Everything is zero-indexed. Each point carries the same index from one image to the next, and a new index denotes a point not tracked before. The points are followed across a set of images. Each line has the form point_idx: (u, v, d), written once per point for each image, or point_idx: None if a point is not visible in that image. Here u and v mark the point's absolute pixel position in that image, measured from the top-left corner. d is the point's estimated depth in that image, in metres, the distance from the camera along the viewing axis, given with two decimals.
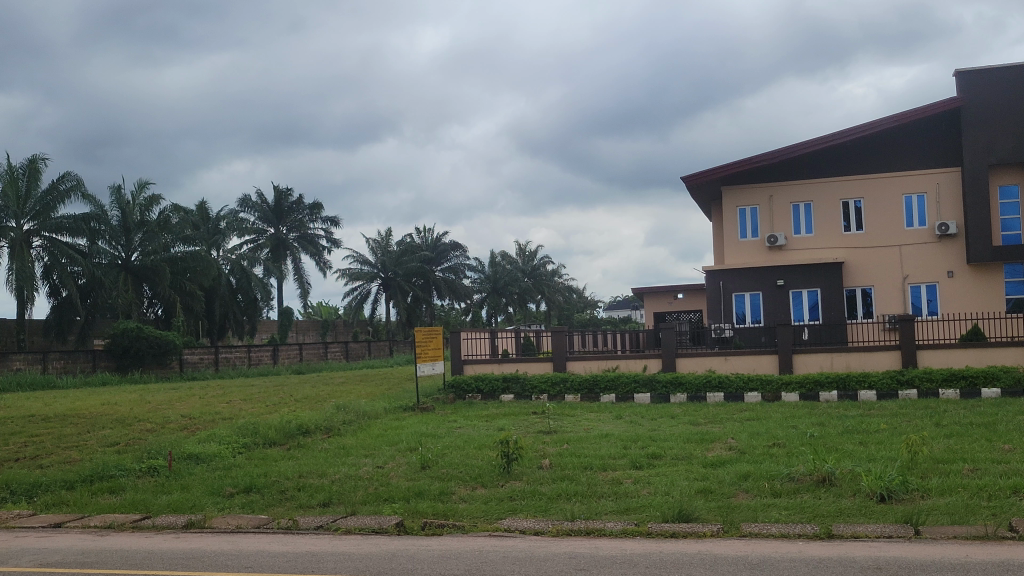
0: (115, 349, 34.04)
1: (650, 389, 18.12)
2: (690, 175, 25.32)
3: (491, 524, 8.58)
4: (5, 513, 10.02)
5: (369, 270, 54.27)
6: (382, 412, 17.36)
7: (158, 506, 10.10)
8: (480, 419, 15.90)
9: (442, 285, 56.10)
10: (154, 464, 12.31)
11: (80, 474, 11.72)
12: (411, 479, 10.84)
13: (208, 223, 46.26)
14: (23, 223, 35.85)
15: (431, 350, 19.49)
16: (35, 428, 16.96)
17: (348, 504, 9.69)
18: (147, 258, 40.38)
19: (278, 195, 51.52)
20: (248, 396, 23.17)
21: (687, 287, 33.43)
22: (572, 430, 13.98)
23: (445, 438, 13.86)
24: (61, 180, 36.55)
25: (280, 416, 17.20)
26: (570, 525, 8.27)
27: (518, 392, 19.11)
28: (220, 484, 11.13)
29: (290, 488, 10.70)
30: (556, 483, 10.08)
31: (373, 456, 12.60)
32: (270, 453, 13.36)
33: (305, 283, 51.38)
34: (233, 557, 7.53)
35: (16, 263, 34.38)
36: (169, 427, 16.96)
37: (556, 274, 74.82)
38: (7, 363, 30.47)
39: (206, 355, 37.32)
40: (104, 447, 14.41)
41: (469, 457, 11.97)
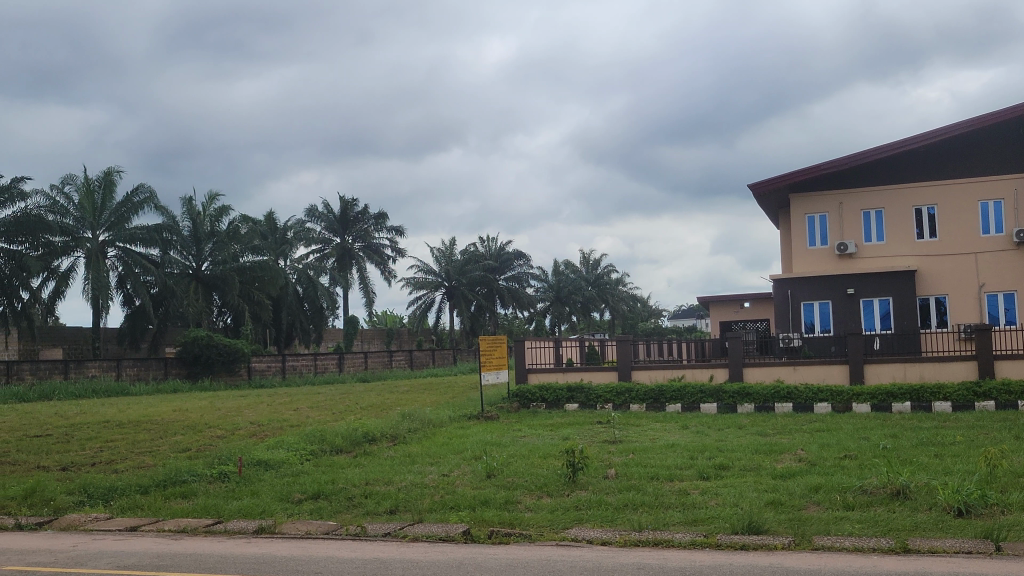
0: (186, 356, 34.80)
1: (717, 399, 17.92)
2: (757, 183, 25.06)
3: (558, 533, 8.57)
4: (82, 517, 10.28)
5: (433, 279, 54.63)
6: (446, 421, 17.44)
7: (229, 511, 10.29)
8: (544, 428, 15.90)
9: (506, 294, 56.31)
10: (224, 470, 12.52)
11: (154, 479, 11.98)
12: (477, 487, 10.86)
13: (276, 232, 46.99)
14: (98, 234, 36.91)
15: (496, 358, 19.53)
16: (110, 433, 17.42)
17: (415, 511, 9.76)
18: (217, 268, 41.17)
19: (344, 205, 52.14)
20: (315, 403, 23.52)
21: (754, 295, 33.06)
22: (638, 440, 13.90)
23: (510, 446, 13.88)
24: (135, 192, 37.59)
25: (346, 424, 17.37)
26: (637, 535, 8.23)
27: (583, 402, 19.06)
28: (289, 491, 11.29)
29: (358, 494, 10.80)
30: (622, 493, 10.01)
31: (439, 464, 12.67)
32: (337, 460, 13.51)
33: (370, 292, 51.90)
34: (302, 563, 7.64)
35: (92, 273, 35.40)
36: (238, 434, 17.31)
37: (620, 282, 74.52)
38: (83, 370, 31.29)
39: (273, 364, 37.94)
40: (176, 452, 14.73)
41: (535, 466, 11.96)
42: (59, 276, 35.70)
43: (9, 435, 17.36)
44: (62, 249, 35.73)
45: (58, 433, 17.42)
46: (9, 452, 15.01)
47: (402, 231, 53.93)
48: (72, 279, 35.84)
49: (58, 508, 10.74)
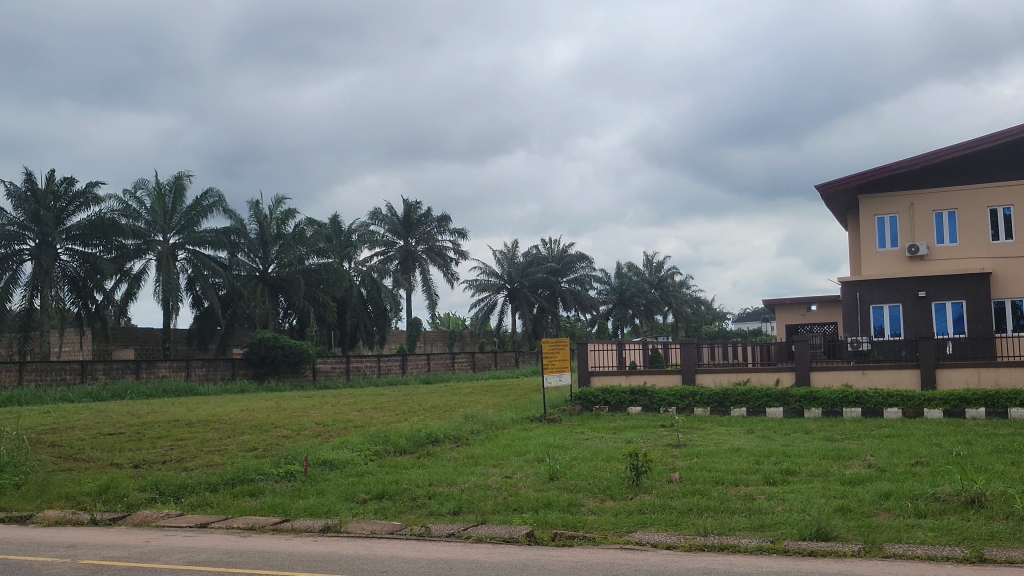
0: (253, 357, 35.36)
1: (783, 403, 17.67)
2: (824, 183, 24.69)
3: (622, 537, 8.51)
4: (154, 513, 10.52)
5: (496, 282, 54.81)
6: (509, 423, 17.47)
7: (296, 510, 10.44)
8: (607, 430, 15.83)
9: (569, 296, 56.28)
10: (290, 469, 12.71)
11: (222, 478, 12.21)
12: (539, 490, 10.85)
13: (340, 235, 47.53)
14: (168, 237, 37.77)
15: (558, 360, 19.49)
16: (180, 432, 17.76)
17: (478, 512, 9.80)
18: (283, 270, 41.80)
19: (408, 208, 52.60)
20: (379, 404, 23.71)
21: (821, 298, 32.55)
22: (703, 444, 13.75)
23: (573, 449, 13.85)
24: (205, 196, 38.38)
25: (411, 425, 17.52)
26: (703, 539, 8.15)
27: (646, 405, 18.93)
28: (354, 491, 11.41)
29: (421, 495, 10.86)
30: (687, 498, 9.93)
31: (501, 466, 12.70)
32: (400, 460, 13.63)
33: (433, 294, 52.23)
34: (368, 561, 7.73)
35: (163, 276, 36.18)
36: (304, 434, 17.52)
37: (684, 284, 73.97)
38: (154, 370, 31.98)
39: (338, 364, 38.39)
40: (244, 451, 14.96)
41: (597, 469, 11.93)
42: (131, 278, 36.62)
43: (83, 432, 17.81)
44: (134, 251, 36.65)
45: (129, 432, 17.80)
46: (84, 449, 15.41)
47: (465, 234, 54.18)
48: (143, 280, 36.71)
49: (132, 503, 11.02)
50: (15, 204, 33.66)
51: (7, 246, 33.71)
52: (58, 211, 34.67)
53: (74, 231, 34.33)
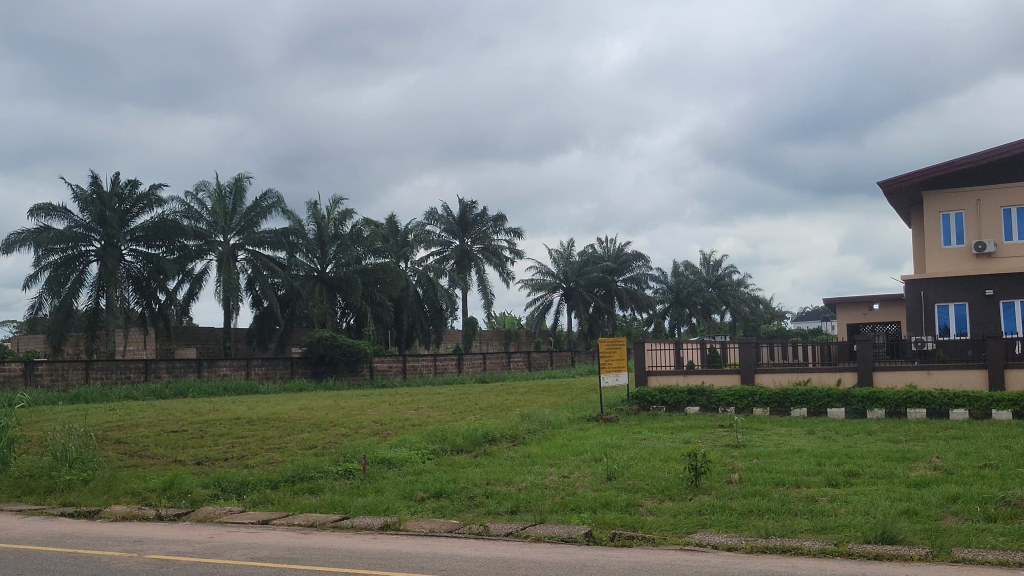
0: (311, 356, 35.80)
1: (845, 404, 17.39)
2: (886, 180, 24.25)
3: (682, 538, 8.46)
4: (217, 509, 10.69)
5: (552, 281, 54.81)
6: (565, 422, 17.44)
7: (355, 507, 10.53)
8: (665, 430, 15.72)
9: (625, 295, 56.23)
10: (349, 467, 12.83)
11: (283, 475, 12.37)
12: (598, 490, 10.81)
13: (397, 235, 47.84)
14: (229, 238, 38.37)
15: (615, 360, 19.40)
16: (241, 429, 18.05)
17: (536, 512, 9.80)
18: (341, 270, 42.25)
19: (463, 207, 52.82)
20: (435, 403, 23.85)
21: (884, 297, 32.00)
22: (762, 444, 13.60)
23: (630, 449, 13.77)
24: (264, 197, 38.91)
25: (467, 424, 17.59)
26: (765, 541, 8.05)
27: (704, 405, 18.76)
28: (412, 488, 11.49)
29: (479, 494, 10.90)
30: (747, 499, 9.81)
31: (558, 465, 12.67)
32: (457, 459, 13.66)
33: (488, 293, 52.37)
34: (429, 559, 7.78)
35: (224, 276, 36.76)
36: (362, 432, 17.64)
37: (742, 283, 73.24)
38: (215, 368, 32.51)
39: (394, 363, 38.65)
40: (304, 449, 15.13)
41: (656, 469, 11.85)
42: (193, 278, 37.28)
43: (147, 429, 18.18)
44: (196, 252, 37.32)
45: (192, 429, 18.13)
46: (148, 446, 15.70)
47: (521, 233, 54.22)
48: (204, 280, 37.36)
49: (195, 500, 11.20)
50: (81, 206, 34.49)
51: (74, 247, 34.59)
52: (123, 213, 35.47)
53: (139, 232, 35.14)
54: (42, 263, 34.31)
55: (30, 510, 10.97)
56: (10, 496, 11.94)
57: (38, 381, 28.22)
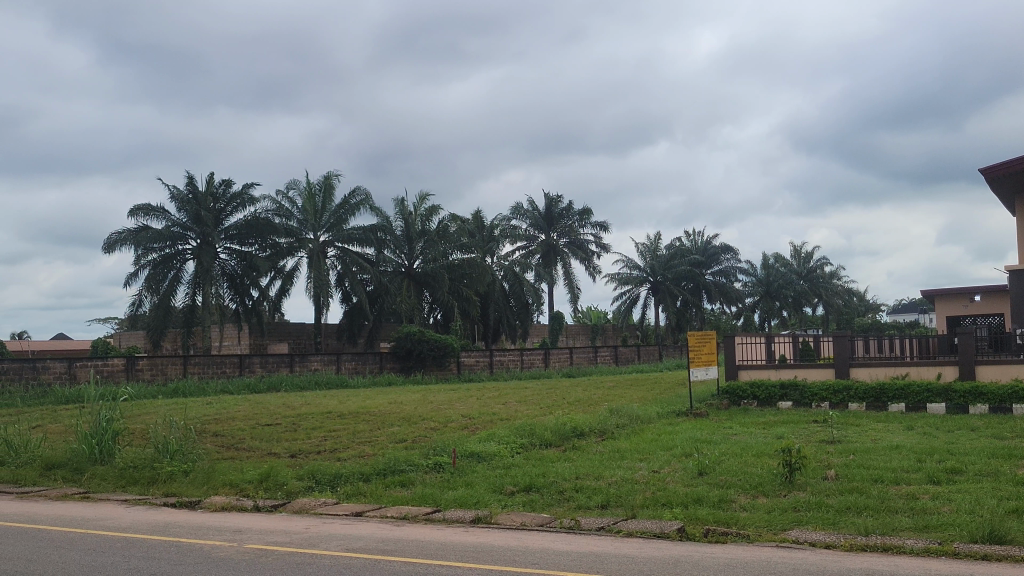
0: (399, 351, 36.23)
1: (946, 399, 16.85)
2: (988, 168, 23.41)
3: (777, 535, 8.30)
4: (312, 501, 10.90)
5: (638, 275, 54.47)
6: (654, 417, 17.31)
7: (446, 500, 10.64)
8: (756, 426, 15.43)
9: (713, 289, 55.70)
10: (439, 460, 12.95)
11: (375, 468, 12.56)
12: (689, 485, 10.70)
13: (483, 230, 48.05)
14: (320, 235, 39.06)
15: (705, 354, 19.18)
16: (333, 423, 18.35)
17: (627, 507, 9.74)
18: (428, 265, 42.65)
19: (549, 202, 52.88)
20: (523, 397, 23.84)
21: (986, 288, 30.83)
22: (859, 440, 13.25)
23: (721, 444, 13.56)
24: (352, 194, 39.49)
25: (556, 418, 17.59)
26: (864, 539, 7.85)
27: (797, 400, 18.42)
28: (502, 483, 11.53)
29: (568, 488, 10.90)
30: (844, 496, 9.60)
31: (648, 461, 12.54)
32: (546, 453, 13.67)
33: (575, 288, 52.30)
34: (521, 553, 7.77)
35: (314, 272, 37.48)
36: (451, 426, 17.76)
37: (835, 275, 71.68)
38: (307, 363, 33.15)
39: (481, 358, 38.84)
40: (394, 443, 15.27)
41: (749, 465, 11.65)
42: (285, 275, 38.11)
43: (242, 422, 18.65)
44: (288, 249, 38.14)
45: (286, 422, 18.54)
46: (244, 439, 16.11)
47: (607, 226, 53.97)
48: (296, 277, 38.15)
49: (290, 491, 11.46)
50: (177, 206, 35.60)
51: (171, 246, 35.69)
52: (217, 212, 36.45)
53: (233, 230, 36.12)
54: (142, 262, 35.50)
55: (135, 500, 11.37)
56: (116, 486, 12.36)
57: (139, 376, 29.15)
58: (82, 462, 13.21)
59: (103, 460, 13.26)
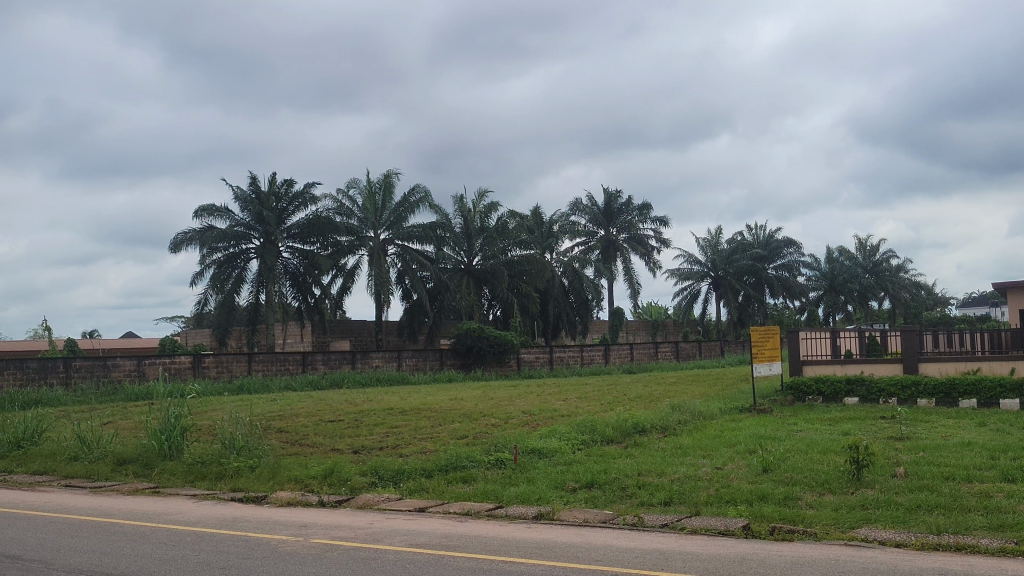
0: (460, 347, 36.40)
1: (1020, 395, 16.38)
2: None
3: (846, 533, 8.16)
4: (375, 496, 11.01)
5: (699, 269, 54.03)
6: (717, 413, 17.14)
7: (508, 496, 10.64)
8: (822, 422, 15.17)
9: (776, 283, 54.92)
10: (501, 457, 12.97)
11: (437, 464, 12.63)
12: (753, 481, 10.57)
13: (542, 226, 48.03)
14: (380, 233, 39.39)
15: (768, 349, 18.92)
16: (395, 419, 18.51)
17: (691, 504, 9.65)
18: (487, 261, 42.77)
19: (608, 197, 52.69)
20: (583, 394, 23.79)
21: None
22: (929, 437, 12.96)
23: (787, 441, 13.36)
24: (412, 192, 39.71)
25: (617, 414, 17.51)
26: (936, 538, 7.67)
27: (864, 395, 18.10)
28: (563, 478, 11.53)
29: (630, 485, 10.83)
30: (913, 493, 9.39)
31: (711, 457, 12.42)
32: (608, 449, 13.64)
33: (635, 284, 52.03)
34: (584, 550, 7.74)
35: (375, 270, 37.81)
36: (511, 423, 17.79)
37: (903, 268, 70.23)
38: (368, 360, 33.48)
39: (541, 355, 38.85)
40: (455, 439, 15.36)
41: (815, 462, 11.48)
42: (346, 273, 38.51)
43: (306, 419, 18.89)
44: (349, 247, 38.55)
45: (349, 419, 18.74)
46: (308, 435, 16.31)
47: (667, 221, 53.60)
48: (357, 275, 38.52)
49: (354, 487, 11.58)
50: (241, 206, 36.18)
51: (235, 245, 36.28)
52: (280, 211, 36.95)
53: (295, 229, 36.62)
54: (207, 261, 36.16)
55: (203, 494, 11.60)
56: (185, 481, 12.62)
57: (205, 373, 29.72)
58: (152, 458, 13.49)
59: (172, 456, 13.52)
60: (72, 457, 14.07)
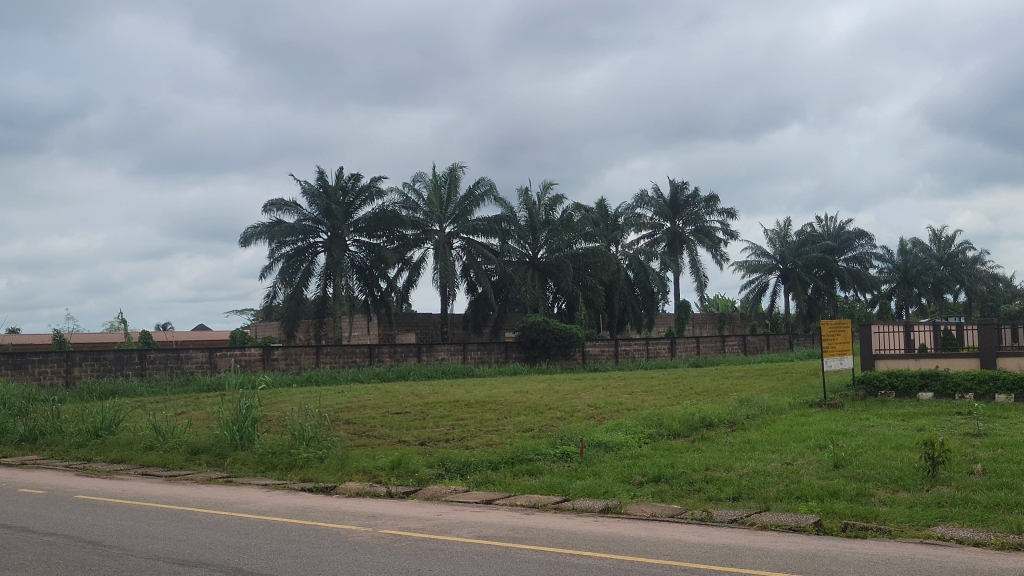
0: (525, 341, 36.44)
1: None
2: None
3: (921, 531, 7.97)
4: (442, 488, 11.08)
5: (767, 262, 53.32)
6: (786, 408, 16.89)
7: (574, 490, 10.63)
8: (895, 418, 14.83)
9: (847, 276, 53.91)
10: (567, 450, 12.96)
11: (503, 457, 12.66)
12: (825, 478, 10.39)
13: (607, 219, 47.82)
14: (445, 227, 39.63)
15: (839, 343, 18.57)
16: (462, 412, 18.63)
17: (760, 499, 9.53)
18: (553, 254, 42.78)
19: (675, 189, 52.25)
20: (650, 387, 23.67)
21: None
22: (1007, 434, 12.60)
23: (858, 436, 13.08)
24: (477, 185, 39.83)
25: (683, 408, 17.38)
26: (1016, 539, 7.44)
27: (938, 390, 17.67)
28: (630, 472, 11.46)
29: (698, 479, 10.74)
30: (992, 492, 9.15)
31: (781, 452, 12.24)
32: (675, 444, 13.52)
33: (701, 276, 51.53)
34: (652, 544, 7.68)
35: (440, 263, 38.02)
36: (577, 416, 17.76)
37: (979, 260, 68.38)
38: (434, 353, 33.70)
39: (606, 348, 38.71)
40: (521, 432, 15.38)
41: (888, 458, 11.25)
42: (412, 266, 38.82)
43: (373, 411, 19.09)
44: (414, 240, 38.86)
45: (415, 411, 18.90)
46: (375, 427, 16.51)
47: (734, 213, 52.96)
48: (422, 268, 38.80)
49: (422, 478, 11.68)
50: (309, 200, 36.69)
51: (304, 239, 36.82)
52: (347, 205, 37.37)
53: (362, 223, 37.05)
54: (277, 255, 36.76)
55: (274, 484, 11.79)
56: (256, 470, 12.87)
57: (275, 365, 30.19)
58: (224, 447, 13.75)
59: (243, 446, 13.76)
60: (148, 446, 14.43)
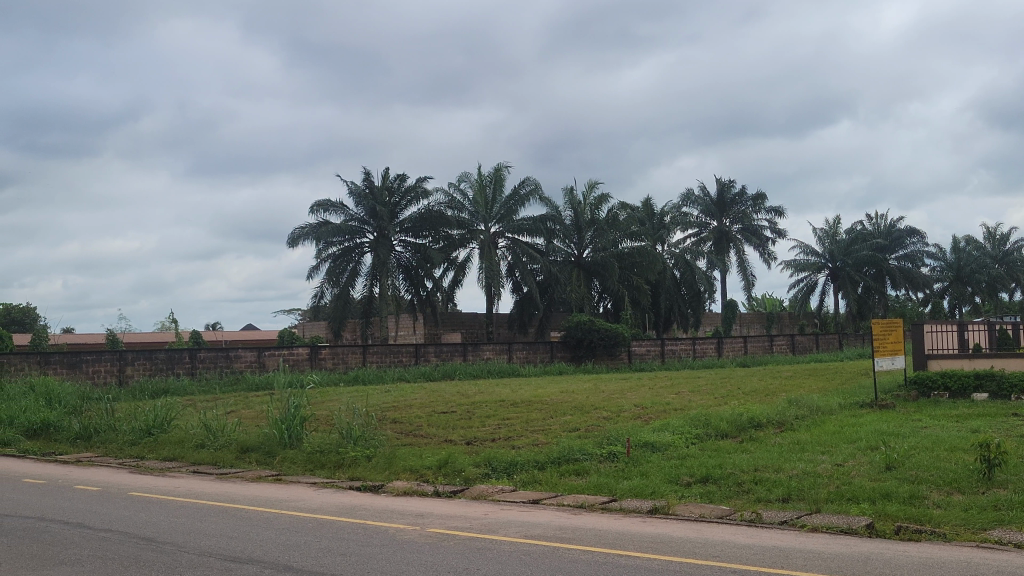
0: (570, 340, 36.37)
1: None
2: None
3: (977, 534, 7.83)
4: (490, 488, 11.09)
5: (816, 261, 52.73)
6: (836, 408, 16.66)
7: (622, 490, 10.59)
8: (948, 419, 14.56)
9: (898, 275, 53.06)
10: (613, 450, 12.92)
11: (549, 457, 12.64)
12: (877, 479, 10.24)
13: (653, 218, 47.57)
14: (490, 226, 39.70)
15: (890, 343, 18.23)
16: (508, 411, 18.65)
17: (811, 501, 9.42)
18: (598, 254, 42.69)
19: (722, 187, 51.86)
20: (696, 387, 23.48)
21: None
22: None
23: (911, 437, 12.86)
24: (522, 184, 39.85)
25: (731, 408, 17.23)
26: None
27: (994, 391, 17.31)
28: (677, 473, 11.38)
29: (747, 480, 10.64)
30: None
31: (831, 453, 12.09)
32: (723, 444, 13.41)
33: (749, 275, 51.07)
34: (699, 545, 7.64)
35: (485, 263, 38.09)
36: (624, 416, 17.68)
37: None
38: (479, 353, 33.78)
39: (652, 347, 38.52)
40: (567, 432, 15.33)
41: (942, 459, 11.06)
42: (457, 266, 38.94)
43: (420, 410, 19.19)
44: (459, 240, 38.98)
45: (461, 410, 18.93)
46: (421, 426, 16.59)
47: (782, 212, 52.40)
48: (468, 268, 38.91)
49: (469, 478, 11.70)
50: (356, 201, 36.97)
51: (350, 240, 37.09)
52: (392, 206, 37.58)
53: (408, 224, 37.27)
54: (324, 255, 37.08)
55: (323, 482, 11.91)
56: (305, 468, 13.01)
57: (322, 364, 30.46)
58: (274, 446, 13.90)
59: (292, 444, 13.90)
60: (198, 444, 14.62)
